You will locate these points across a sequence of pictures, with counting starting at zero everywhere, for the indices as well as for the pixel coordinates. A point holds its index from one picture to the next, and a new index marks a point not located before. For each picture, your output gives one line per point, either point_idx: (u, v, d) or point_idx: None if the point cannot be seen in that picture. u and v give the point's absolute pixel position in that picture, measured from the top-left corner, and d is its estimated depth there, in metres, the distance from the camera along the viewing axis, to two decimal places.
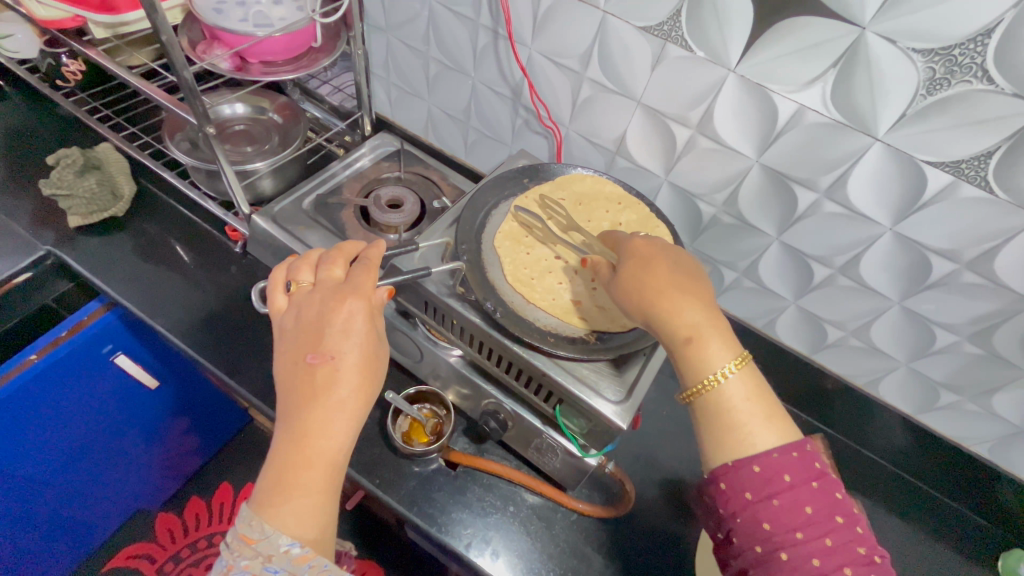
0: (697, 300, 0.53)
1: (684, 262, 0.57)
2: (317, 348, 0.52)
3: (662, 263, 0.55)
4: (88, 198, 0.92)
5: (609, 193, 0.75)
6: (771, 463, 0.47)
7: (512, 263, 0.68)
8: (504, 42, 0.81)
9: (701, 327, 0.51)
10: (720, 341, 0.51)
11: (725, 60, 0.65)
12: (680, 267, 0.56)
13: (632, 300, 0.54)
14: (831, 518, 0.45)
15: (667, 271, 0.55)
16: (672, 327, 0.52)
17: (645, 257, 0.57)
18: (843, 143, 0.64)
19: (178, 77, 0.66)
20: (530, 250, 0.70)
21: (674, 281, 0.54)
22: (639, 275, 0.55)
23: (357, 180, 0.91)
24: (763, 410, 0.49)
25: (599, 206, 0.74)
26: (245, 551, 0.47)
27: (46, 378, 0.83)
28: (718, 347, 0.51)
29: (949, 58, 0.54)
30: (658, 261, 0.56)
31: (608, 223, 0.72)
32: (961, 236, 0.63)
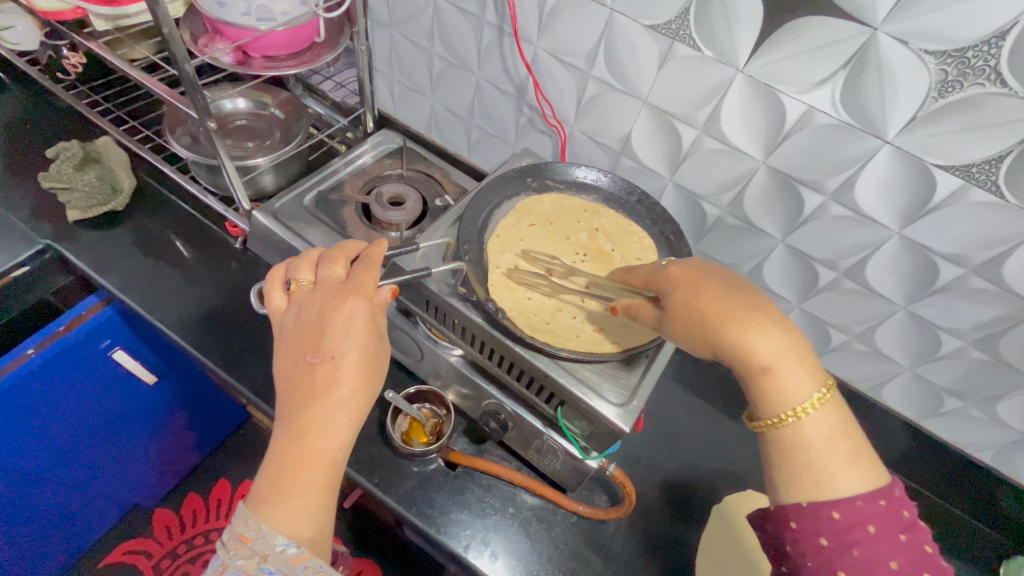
0: (770, 325, 0.50)
1: (745, 286, 0.55)
2: (318, 347, 0.51)
3: (722, 287, 0.54)
4: (87, 193, 0.93)
5: (573, 204, 0.77)
6: (853, 511, 0.44)
7: (520, 318, 0.65)
8: (509, 39, 0.81)
9: (779, 356, 0.49)
10: (798, 370, 0.49)
11: (733, 60, 0.64)
12: (741, 290, 0.54)
13: (694, 329, 0.53)
14: (917, 575, 0.42)
15: (728, 294, 0.53)
16: (747, 358, 0.50)
17: (701, 279, 0.55)
18: (852, 146, 0.63)
19: (179, 70, 0.65)
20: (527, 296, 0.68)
21: (738, 306, 0.52)
22: (698, 300, 0.53)
23: (359, 177, 0.90)
24: (847, 451, 0.47)
25: (578, 214, 0.75)
26: (241, 550, 0.47)
27: (44, 373, 0.83)
28: (798, 378, 0.48)
29: (961, 61, 0.53)
30: (712, 283, 0.54)
31: (586, 233, 0.74)
32: (968, 241, 0.63)
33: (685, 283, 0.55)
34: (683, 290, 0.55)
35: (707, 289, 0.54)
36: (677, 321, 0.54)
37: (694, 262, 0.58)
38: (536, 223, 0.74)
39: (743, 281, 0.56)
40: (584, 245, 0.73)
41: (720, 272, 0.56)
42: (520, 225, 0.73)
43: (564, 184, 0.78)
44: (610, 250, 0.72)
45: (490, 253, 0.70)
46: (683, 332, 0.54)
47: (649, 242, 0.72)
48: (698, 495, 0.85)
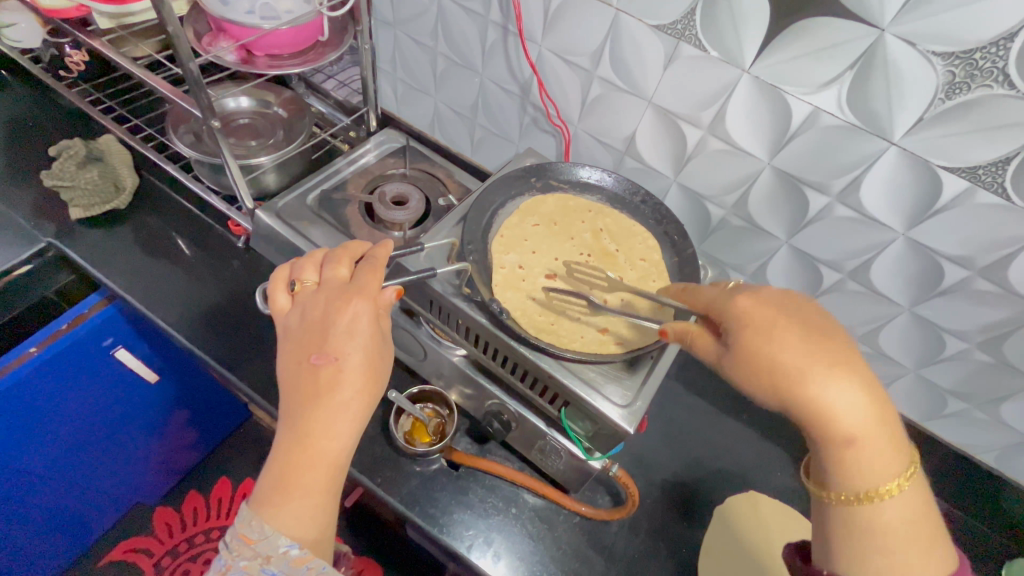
0: (860, 389, 0.46)
1: (829, 330, 0.49)
2: (322, 349, 0.51)
3: (809, 336, 0.48)
4: (90, 191, 0.92)
5: (577, 205, 0.77)
6: None
7: (524, 318, 0.65)
8: (514, 38, 0.80)
9: (867, 427, 0.45)
10: (884, 445, 0.45)
11: (738, 61, 0.64)
12: (827, 338, 0.48)
13: (769, 383, 0.47)
14: None
15: (814, 345, 0.47)
16: (833, 426, 0.45)
17: (784, 323, 0.49)
18: (857, 147, 0.63)
19: (184, 68, 0.65)
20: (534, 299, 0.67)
21: (826, 363, 0.46)
22: (782, 352, 0.47)
23: (362, 176, 0.90)
24: (926, 534, 0.45)
25: (582, 214, 0.76)
26: (244, 551, 0.47)
27: (45, 371, 0.83)
28: (885, 454, 0.45)
29: (970, 62, 0.53)
30: (796, 330, 0.48)
31: (590, 234, 0.74)
32: (974, 242, 0.63)
33: (758, 325, 0.49)
34: (763, 337, 0.48)
35: (790, 338, 0.48)
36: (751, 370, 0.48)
37: (769, 296, 0.52)
38: (540, 224, 0.74)
39: (824, 324, 0.50)
40: (588, 245, 0.73)
41: (801, 313, 0.50)
42: (525, 227, 0.73)
43: (568, 184, 0.78)
44: (615, 250, 0.72)
45: (495, 256, 0.70)
46: (755, 385, 0.48)
47: (654, 241, 0.72)
48: (700, 495, 0.85)
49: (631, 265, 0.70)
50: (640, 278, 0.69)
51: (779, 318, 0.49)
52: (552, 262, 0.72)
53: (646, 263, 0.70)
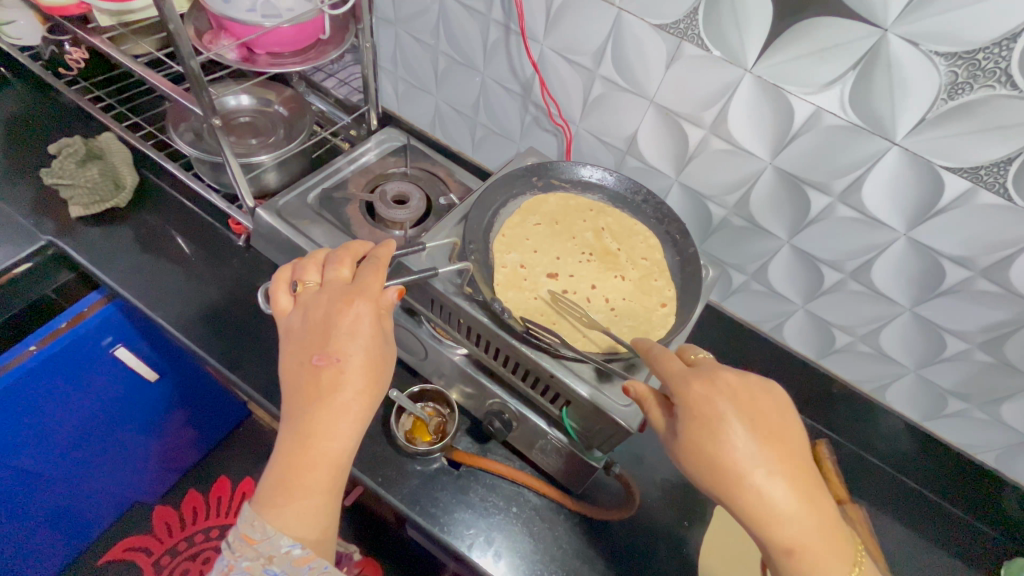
0: (799, 495, 0.46)
1: (779, 425, 0.49)
2: (324, 349, 0.51)
3: (757, 436, 0.47)
4: (89, 189, 0.92)
5: (577, 205, 0.76)
6: None
7: (525, 316, 0.65)
8: (515, 37, 0.80)
9: (807, 535, 0.45)
10: (830, 551, 0.45)
11: (742, 60, 0.64)
12: (774, 437, 0.48)
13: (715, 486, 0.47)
14: None
15: (762, 449, 0.47)
16: (773, 533, 0.45)
17: (734, 421, 0.48)
18: (859, 148, 0.63)
19: (185, 66, 0.65)
20: (535, 300, 0.68)
21: (769, 469, 0.46)
22: (727, 456, 0.47)
23: (363, 175, 0.90)
24: None
25: (584, 213, 0.76)
26: (246, 551, 0.47)
27: (44, 370, 0.83)
28: (831, 562, 0.45)
29: (973, 63, 0.53)
30: (744, 428, 0.47)
31: (592, 232, 0.74)
32: (975, 243, 0.63)
33: (707, 420, 0.48)
34: (711, 439, 0.47)
35: (739, 440, 0.47)
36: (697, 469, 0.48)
37: (723, 382, 0.51)
38: (541, 222, 0.74)
39: (775, 419, 0.49)
40: (590, 243, 0.74)
41: (754, 405, 0.49)
42: (527, 226, 0.73)
43: (569, 183, 0.78)
44: (615, 250, 0.73)
45: (497, 255, 0.70)
46: (703, 485, 0.48)
47: (655, 241, 0.72)
48: (700, 495, 0.85)
49: (632, 265, 0.71)
50: (643, 276, 0.70)
51: (732, 413, 0.48)
52: (553, 261, 0.72)
53: (646, 262, 0.71)
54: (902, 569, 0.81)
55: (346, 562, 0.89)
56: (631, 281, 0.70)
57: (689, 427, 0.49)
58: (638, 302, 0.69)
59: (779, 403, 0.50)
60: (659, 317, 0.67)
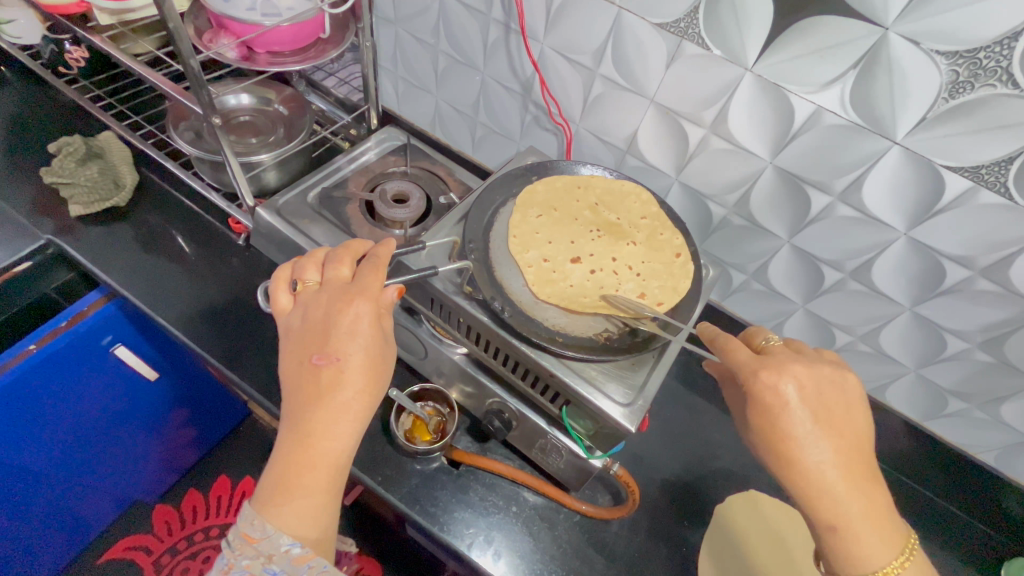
0: (847, 477, 0.49)
1: (843, 415, 0.51)
2: (324, 349, 0.51)
3: (822, 423, 0.50)
4: (89, 188, 0.92)
5: (564, 185, 0.75)
6: None
7: (573, 303, 0.64)
8: (515, 36, 0.80)
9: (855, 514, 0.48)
10: (878, 530, 0.48)
11: (742, 59, 0.64)
12: (840, 426, 0.51)
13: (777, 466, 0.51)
14: None
15: (826, 435, 0.50)
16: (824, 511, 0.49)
17: (800, 408, 0.51)
18: (860, 147, 0.63)
19: (185, 65, 0.65)
20: (571, 285, 0.66)
21: (828, 454, 0.49)
22: (785, 432, 0.50)
23: (363, 174, 0.90)
24: None
25: (576, 192, 0.75)
26: (246, 550, 0.47)
27: (46, 369, 0.83)
28: (876, 540, 0.48)
29: (973, 62, 0.53)
30: (808, 414, 0.50)
31: (588, 210, 0.74)
32: (975, 243, 0.63)
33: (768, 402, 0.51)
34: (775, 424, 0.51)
35: (803, 426, 0.50)
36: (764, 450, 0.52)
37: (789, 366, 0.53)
38: (542, 212, 0.72)
39: (842, 409, 0.52)
40: (593, 220, 0.73)
41: (822, 394, 0.52)
42: (529, 219, 0.71)
43: None
44: (616, 220, 0.73)
45: (517, 258, 0.67)
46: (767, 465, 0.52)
47: (648, 196, 0.75)
48: (700, 495, 0.85)
49: (636, 229, 0.72)
50: (649, 236, 0.72)
51: (801, 401, 0.51)
52: (569, 245, 0.70)
53: (647, 221, 0.73)
54: None
55: (346, 562, 0.89)
56: (644, 246, 0.71)
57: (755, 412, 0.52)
58: (657, 261, 0.69)
59: (844, 393, 0.53)
60: (682, 266, 0.69)
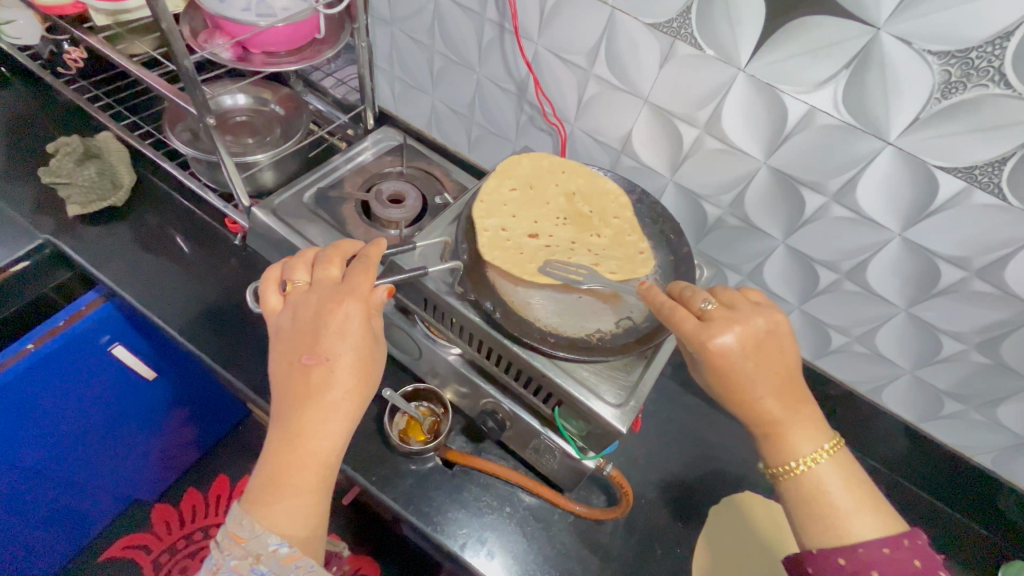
0: (773, 383, 0.53)
1: (771, 339, 0.54)
2: (313, 349, 0.51)
3: (755, 351, 0.53)
4: (87, 188, 0.92)
5: (550, 164, 0.76)
6: (861, 559, 0.46)
7: (519, 269, 0.65)
8: (510, 36, 0.80)
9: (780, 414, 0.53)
10: (806, 428, 0.53)
11: (735, 60, 0.64)
12: (772, 353, 0.54)
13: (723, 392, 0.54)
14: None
15: (759, 361, 0.53)
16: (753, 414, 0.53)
17: (738, 346, 0.53)
18: (853, 147, 0.63)
19: (178, 66, 0.65)
20: (523, 254, 0.67)
21: (761, 374, 0.53)
22: (717, 359, 0.53)
23: (359, 174, 0.90)
24: (860, 500, 0.50)
25: (557, 175, 0.75)
26: (234, 550, 0.47)
27: (44, 367, 0.83)
28: (802, 434, 0.52)
29: (966, 62, 0.53)
30: (744, 347, 0.53)
31: (564, 197, 0.74)
32: (970, 244, 0.62)
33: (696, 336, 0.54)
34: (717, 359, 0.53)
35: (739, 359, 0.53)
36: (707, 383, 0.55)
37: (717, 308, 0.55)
38: (517, 189, 0.73)
39: (775, 338, 0.55)
40: (564, 207, 0.74)
41: (754, 331, 0.54)
42: (502, 193, 0.72)
43: None
44: (588, 212, 0.73)
45: (481, 221, 0.68)
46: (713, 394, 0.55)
47: (625, 198, 0.73)
48: (696, 496, 0.85)
49: (606, 224, 0.72)
50: (615, 234, 0.71)
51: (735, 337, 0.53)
52: (532, 224, 0.71)
53: (619, 221, 0.72)
54: None
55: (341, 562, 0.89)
56: (606, 237, 0.71)
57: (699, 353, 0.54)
58: (617, 255, 0.69)
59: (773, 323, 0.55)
60: (640, 261, 0.68)
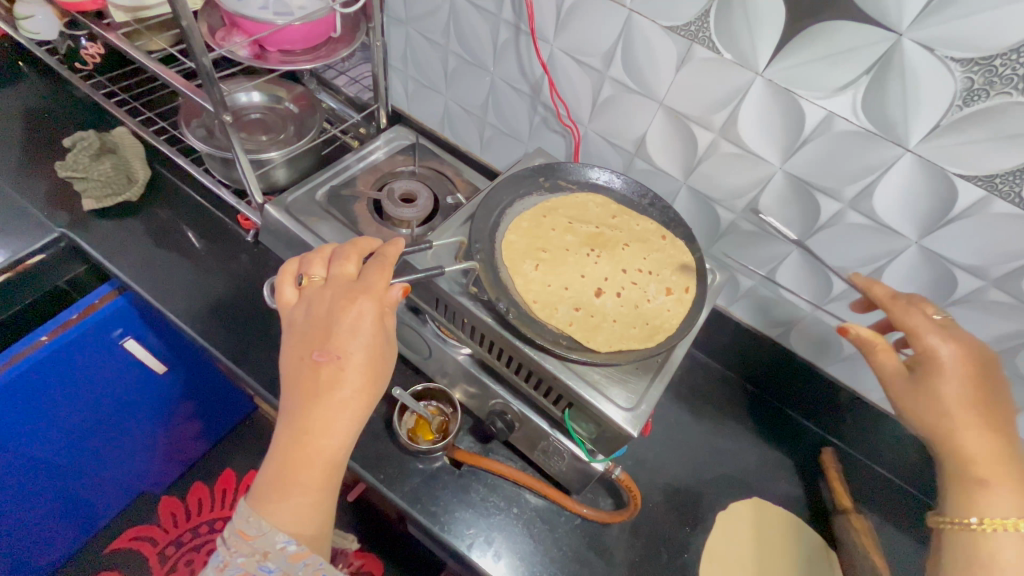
0: (985, 427, 0.54)
1: (993, 388, 0.55)
2: (324, 345, 0.51)
3: (981, 388, 0.55)
4: (103, 183, 0.94)
5: (529, 223, 0.72)
6: None
7: (632, 340, 0.64)
8: (525, 37, 0.80)
9: (991, 468, 0.52)
10: (1011, 493, 0.51)
11: (753, 64, 0.63)
12: (993, 403, 0.55)
13: (921, 414, 0.56)
14: None
15: (982, 399, 0.55)
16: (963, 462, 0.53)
17: (956, 362, 0.56)
18: (871, 153, 0.62)
19: (197, 62, 0.65)
20: (614, 323, 0.65)
21: (977, 408, 0.54)
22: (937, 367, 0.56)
23: (372, 173, 0.90)
24: None
25: (544, 223, 0.72)
26: (241, 548, 0.47)
27: (57, 360, 0.84)
28: (1006, 497, 0.51)
29: (989, 69, 0.52)
30: (960, 369, 0.55)
31: (568, 233, 0.72)
32: (988, 253, 0.62)
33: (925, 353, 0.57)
34: (934, 371, 0.56)
35: (956, 384, 0.55)
36: (898, 394, 0.57)
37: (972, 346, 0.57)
38: (535, 261, 0.68)
39: (998, 382, 0.56)
40: (580, 243, 0.72)
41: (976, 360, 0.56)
42: (531, 277, 0.67)
43: (577, 184, 0.77)
44: (597, 229, 0.73)
45: (553, 323, 0.64)
46: (907, 408, 0.57)
47: (603, 197, 0.76)
48: (703, 500, 0.85)
49: (625, 230, 0.73)
50: (630, 230, 0.73)
51: (955, 358, 0.56)
52: (582, 280, 0.69)
53: (617, 218, 0.74)
54: None
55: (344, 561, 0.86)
56: (635, 242, 0.72)
57: (919, 359, 0.57)
58: (654, 252, 0.71)
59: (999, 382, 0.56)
60: (674, 244, 0.71)
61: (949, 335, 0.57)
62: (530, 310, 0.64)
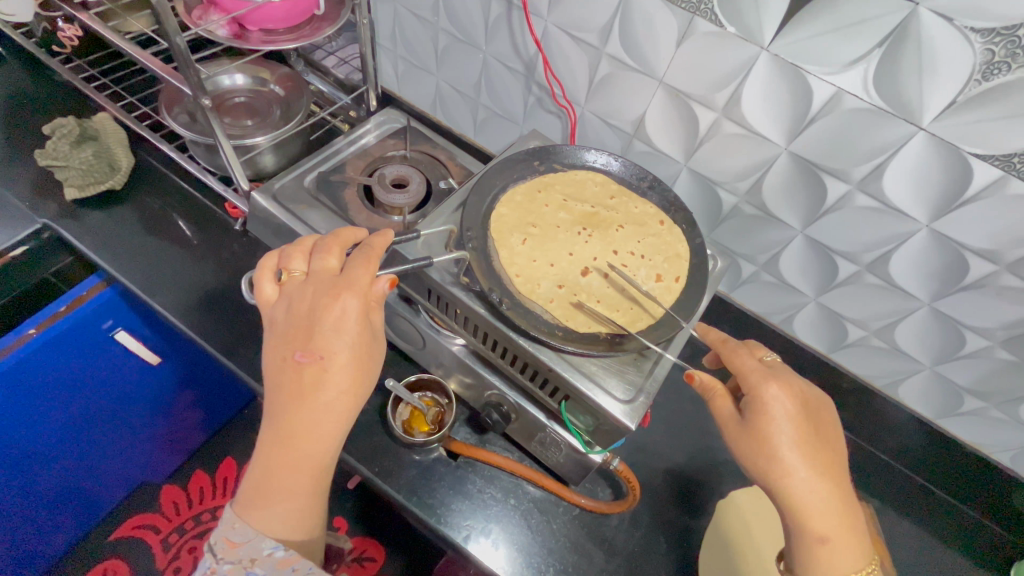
0: (825, 478, 0.50)
1: (827, 432, 0.53)
2: (307, 345, 0.49)
3: (808, 430, 0.52)
4: (85, 170, 0.90)
5: (523, 196, 0.70)
6: None
7: (613, 324, 0.61)
8: (518, 13, 0.76)
9: (835, 526, 0.49)
10: (850, 547, 0.49)
11: (758, 38, 0.60)
12: (823, 444, 0.52)
13: (759, 464, 0.51)
14: None
15: (812, 442, 0.52)
16: (810, 524, 0.50)
17: (791, 402, 0.52)
18: (880, 132, 0.59)
19: (170, 43, 0.61)
20: (597, 304, 0.63)
21: (805, 452, 0.51)
22: (764, 417, 0.51)
23: (362, 158, 0.87)
24: None
25: (537, 198, 0.70)
26: (228, 555, 0.46)
27: (46, 354, 0.81)
28: (851, 554, 0.49)
29: (1012, 40, 0.49)
30: (796, 409, 0.52)
31: (562, 210, 0.70)
32: (1003, 236, 0.59)
33: (752, 393, 0.53)
34: (761, 412, 0.52)
35: (789, 428, 0.51)
36: (733, 441, 0.53)
37: (795, 385, 0.54)
38: (524, 235, 0.66)
39: (829, 423, 0.54)
40: (573, 220, 0.69)
41: (800, 393, 0.53)
42: (517, 250, 0.65)
43: (573, 166, 0.74)
44: (592, 209, 0.70)
45: (534, 299, 0.62)
46: (743, 456, 0.52)
47: (603, 177, 0.73)
48: (704, 487, 0.84)
49: (621, 213, 0.70)
50: (627, 212, 0.70)
51: (781, 398, 0.52)
52: (570, 259, 0.67)
53: (616, 200, 0.71)
54: (905, 567, 0.80)
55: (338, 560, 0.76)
56: (630, 225, 0.69)
57: (748, 400, 0.53)
58: (649, 236, 0.68)
59: (829, 422, 0.54)
60: (672, 230, 0.68)
61: (773, 375, 0.54)
62: (512, 285, 0.62)
